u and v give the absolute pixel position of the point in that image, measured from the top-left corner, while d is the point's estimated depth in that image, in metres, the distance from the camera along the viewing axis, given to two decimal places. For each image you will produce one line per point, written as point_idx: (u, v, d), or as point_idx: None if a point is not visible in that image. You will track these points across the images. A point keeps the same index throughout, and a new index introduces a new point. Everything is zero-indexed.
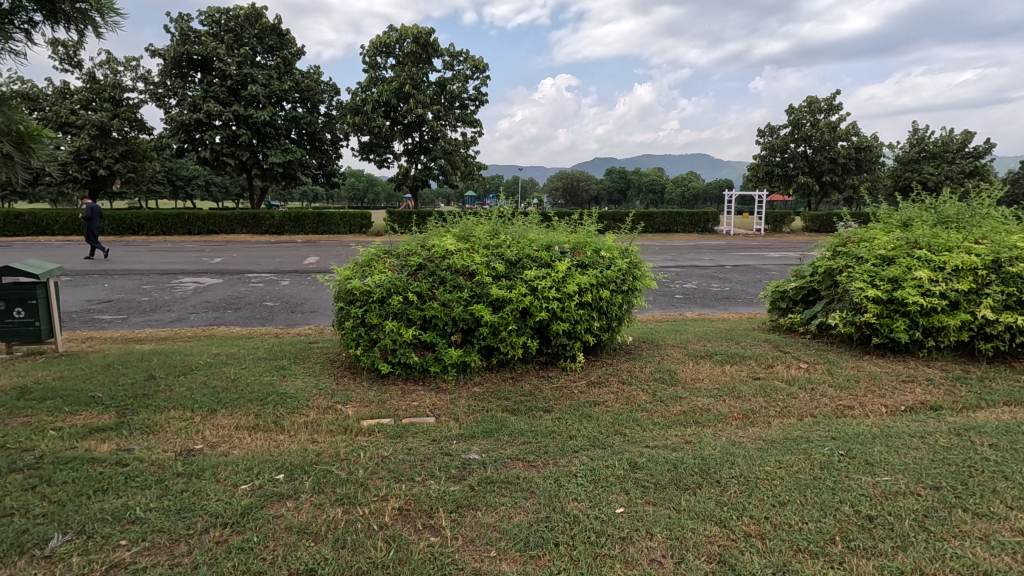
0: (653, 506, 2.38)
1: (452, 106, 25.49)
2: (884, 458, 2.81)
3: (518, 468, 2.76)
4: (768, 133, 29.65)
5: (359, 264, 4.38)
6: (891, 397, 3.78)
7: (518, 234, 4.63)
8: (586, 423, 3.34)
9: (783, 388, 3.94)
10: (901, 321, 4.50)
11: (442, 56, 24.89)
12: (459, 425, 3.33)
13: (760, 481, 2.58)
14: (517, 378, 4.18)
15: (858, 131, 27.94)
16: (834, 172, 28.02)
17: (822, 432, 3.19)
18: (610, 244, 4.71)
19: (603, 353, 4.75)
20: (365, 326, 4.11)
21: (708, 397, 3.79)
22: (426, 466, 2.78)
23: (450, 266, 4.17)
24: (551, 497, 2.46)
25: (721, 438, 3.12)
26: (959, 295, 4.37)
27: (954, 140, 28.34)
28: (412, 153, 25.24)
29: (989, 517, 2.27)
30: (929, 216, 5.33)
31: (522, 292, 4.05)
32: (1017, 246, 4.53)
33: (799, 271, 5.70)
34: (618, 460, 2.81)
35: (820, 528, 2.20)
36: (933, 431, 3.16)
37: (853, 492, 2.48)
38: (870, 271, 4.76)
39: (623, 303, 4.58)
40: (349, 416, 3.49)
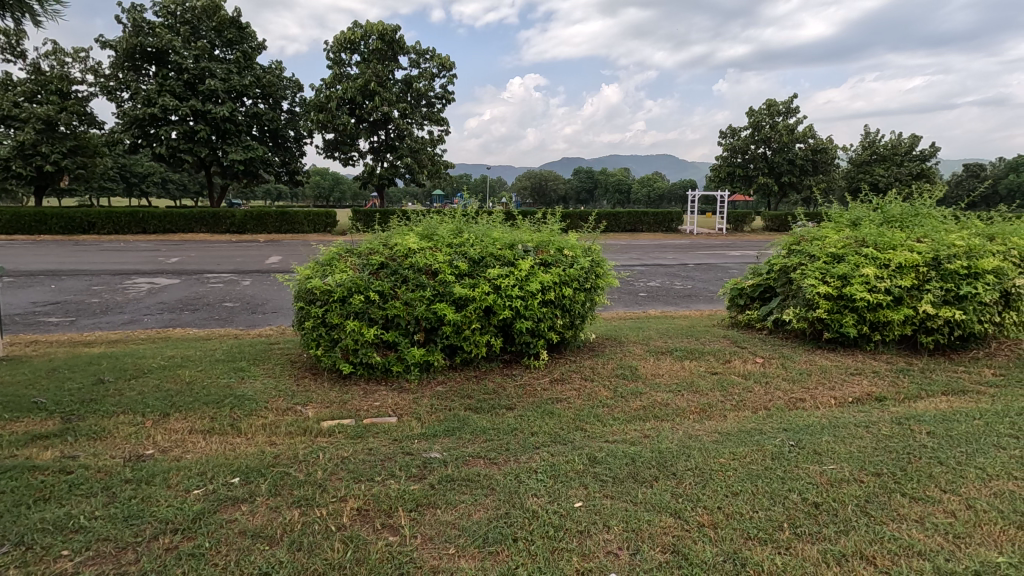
0: (610, 499, 2.43)
1: (418, 104, 25.31)
2: (831, 447, 2.92)
3: (479, 466, 2.77)
4: (729, 135, 30.42)
5: (320, 264, 4.31)
6: (840, 389, 3.94)
7: (481, 232, 4.62)
8: (548, 420, 3.37)
9: (739, 383, 4.06)
10: (849, 316, 4.69)
11: (408, 54, 24.68)
12: (421, 425, 3.31)
13: (714, 472, 2.66)
14: (480, 377, 4.18)
15: (815, 134, 28.95)
16: (792, 173, 28.94)
17: (775, 424, 3.30)
18: (573, 243, 4.76)
19: (567, 350, 4.80)
20: (325, 326, 4.05)
21: (667, 392, 3.88)
22: (387, 466, 2.76)
23: (412, 265, 4.14)
24: (511, 493, 2.48)
25: (678, 432, 3.19)
26: (903, 291, 4.58)
27: (903, 144, 29.70)
28: (378, 151, 25.03)
29: (925, 501, 2.40)
30: (876, 216, 5.57)
31: (485, 291, 4.05)
32: (955, 245, 4.77)
33: (757, 268, 5.86)
34: (578, 455, 2.85)
35: (769, 516, 2.28)
36: (876, 421, 3.31)
37: (801, 480, 2.58)
38: (821, 269, 4.95)
39: (586, 301, 4.64)
40: (309, 417, 3.44)
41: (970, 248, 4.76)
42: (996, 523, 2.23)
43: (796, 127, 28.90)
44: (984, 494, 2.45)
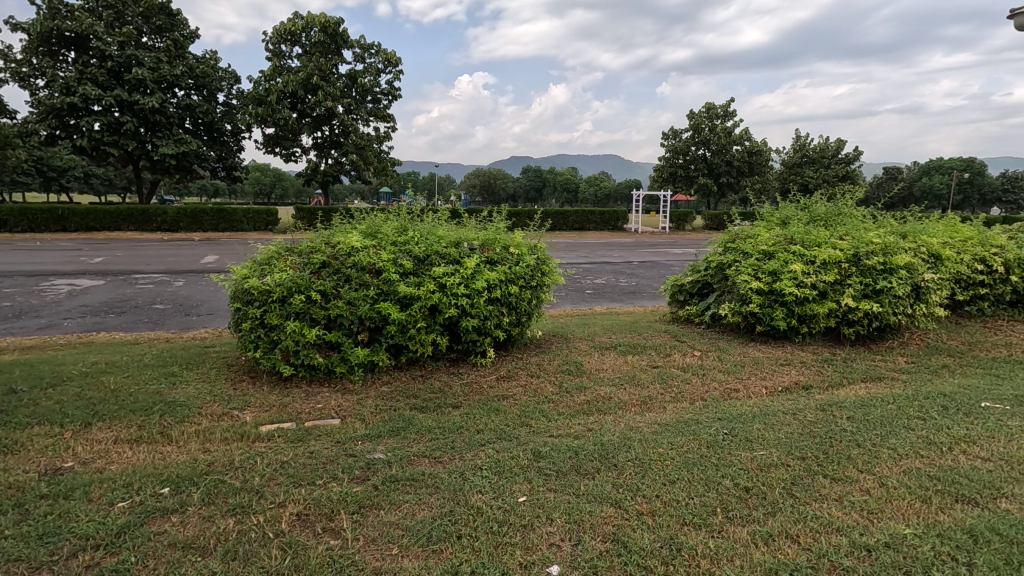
0: (553, 493, 2.47)
1: (363, 100, 24.75)
2: (760, 434, 3.09)
3: (424, 465, 2.76)
4: (671, 137, 31.44)
5: (258, 263, 4.16)
6: (770, 378, 4.17)
7: (426, 230, 4.58)
8: (493, 417, 3.39)
9: (678, 375, 4.23)
10: (779, 310, 4.97)
11: (352, 48, 24.09)
12: (365, 426, 3.26)
13: (653, 462, 2.75)
14: (426, 376, 4.15)
15: (750, 136, 30.29)
16: (729, 174, 30.19)
17: (711, 414, 3.45)
18: (519, 241, 4.79)
19: (514, 348, 4.84)
20: (264, 327, 3.91)
21: (611, 386, 3.98)
22: (329, 468, 2.70)
23: (355, 263, 4.05)
24: (455, 491, 2.48)
25: (620, 424, 3.28)
26: (827, 286, 4.88)
27: (830, 147, 31.61)
28: (322, 148, 24.34)
29: (844, 481, 2.57)
30: (803, 215, 5.91)
31: (431, 289, 4.02)
32: (873, 242, 5.12)
33: (695, 265, 6.08)
34: (523, 451, 2.89)
35: (704, 502, 2.39)
36: (802, 408, 3.52)
37: (733, 467, 2.71)
38: (753, 265, 5.21)
39: (532, 298, 4.69)
40: (247, 422, 3.31)
41: (886, 245, 5.11)
42: (905, 498, 2.42)
43: (734, 130, 30.14)
44: (895, 472, 2.65)
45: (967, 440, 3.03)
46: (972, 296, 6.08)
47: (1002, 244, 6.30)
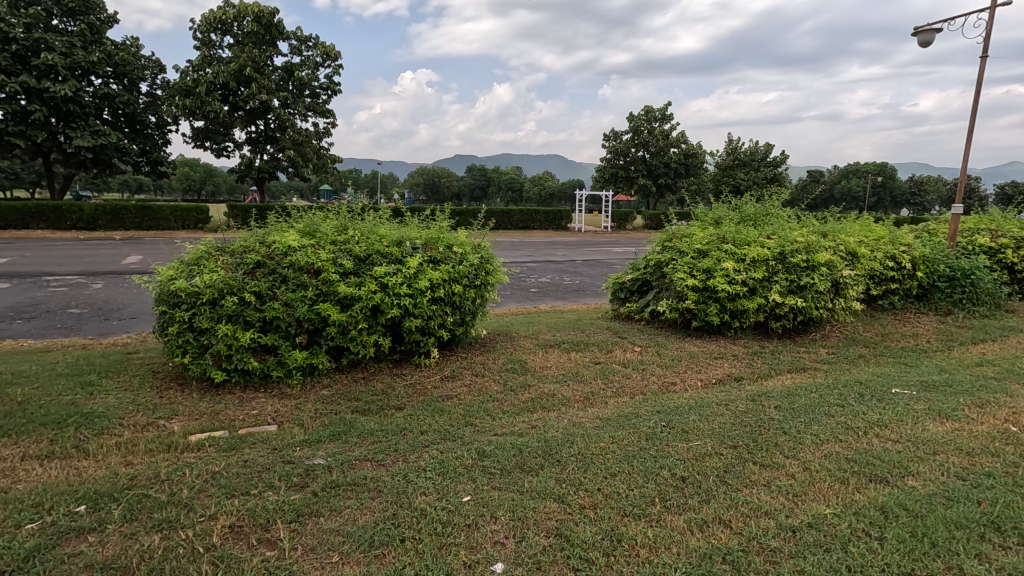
0: (498, 490, 2.48)
1: (301, 94, 23.90)
2: (696, 425, 3.22)
3: (365, 469, 2.70)
4: (612, 138, 32.18)
5: (186, 263, 3.94)
6: (704, 371, 4.35)
7: (367, 229, 4.48)
8: (437, 417, 3.37)
9: (619, 370, 4.34)
10: (712, 306, 5.20)
11: (288, 39, 23.20)
12: (303, 431, 3.16)
13: (595, 456, 2.81)
14: (368, 378, 4.07)
15: (686, 139, 31.47)
16: (668, 176, 31.24)
17: (650, 407, 3.56)
18: (462, 240, 4.77)
19: (458, 347, 4.82)
20: (193, 331, 3.71)
21: (555, 383, 4.04)
22: (264, 477, 2.59)
23: (292, 263, 3.91)
24: (398, 493, 2.44)
25: (563, 421, 3.33)
26: (756, 283, 5.15)
27: (759, 151, 33.32)
28: (256, 143, 23.33)
29: (772, 467, 2.73)
30: (733, 215, 6.20)
31: (372, 289, 3.94)
32: (797, 241, 5.44)
33: (635, 264, 6.25)
34: (467, 450, 2.88)
35: (643, 492, 2.47)
36: (735, 399, 3.70)
37: (671, 457, 2.81)
38: (689, 263, 5.42)
39: (476, 297, 4.68)
40: (174, 431, 3.13)
41: (809, 244, 5.44)
42: (826, 480, 2.59)
43: (671, 132, 31.20)
44: (817, 456, 2.83)
45: (879, 424, 3.27)
46: (884, 291, 6.58)
47: (909, 243, 6.85)
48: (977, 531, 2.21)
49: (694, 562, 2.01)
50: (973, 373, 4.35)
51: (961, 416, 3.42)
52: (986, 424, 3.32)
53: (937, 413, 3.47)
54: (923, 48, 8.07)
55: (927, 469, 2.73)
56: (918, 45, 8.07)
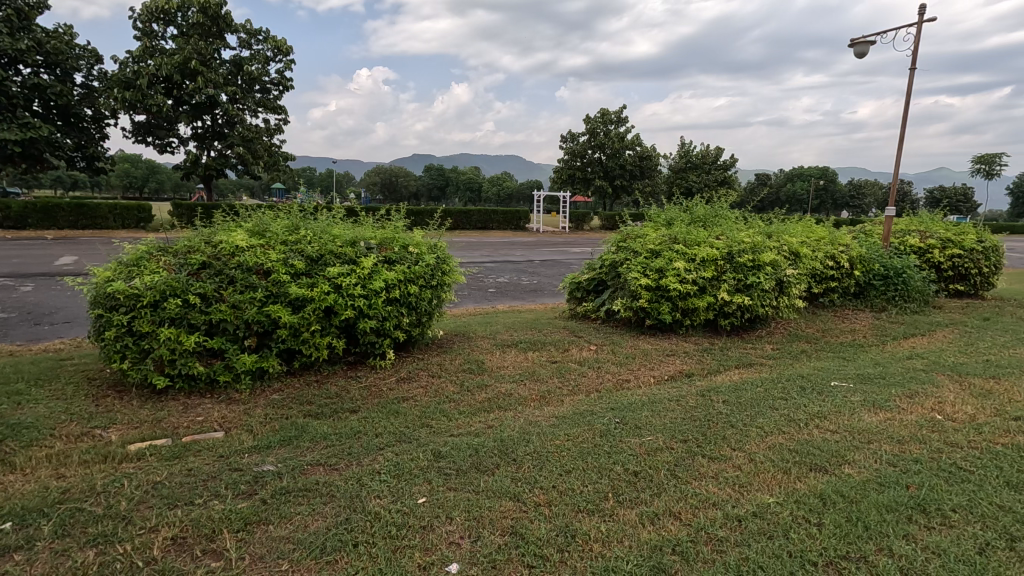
0: (453, 491, 2.47)
1: (250, 89, 23.12)
2: (648, 421, 3.30)
3: (318, 474, 2.64)
4: (569, 140, 32.53)
5: (124, 264, 3.75)
6: (657, 368, 4.47)
7: (320, 229, 4.38)
8: (393, 419, 3.32)
9: (575, 368, 4.40)
10: (665, 304, 5.34)
11: (237, 32, 22.40)
12: (253, 437, 3.06)
13: (551, 454, 2.84)
14: (321, 381, 3.98)
15: (641, 142, 32.16)
16: (623, 177, 31.84)
17: (604, 404, 3.62)
18: (418, 240, 4.72)
19: (415, 348, 4.78)
20: (132, 335, 3.53)
21: (511, 382, 4.06)
22: (209, 485, 2.50)
23: (240, 264, 3.78)
24: (352, 497, 2.40)
25: (519, 420, 3.35)
26: (706, 282, 5.32)
27: (710, 154, 34.40)
28: (203, 139, 22.43)
29: (719, 459, 2.82)
30: (684, 216, 6.38)
31: (325, 290, 3.85)
32: (744, 241, 5.66)
33: (591, 263, 6.34)
34: (422, 452, 2.86)
35: (597, 488, 2.51)
36: (685, 395, 3.81)
37: (624, 453, 2.87)
38: (642, 263, 5.55)
39: (433, 298, 4.65)
40: (111, 441, 2.97)
41: (755, 245, 5.67)
42: (769, 471, 2.70)
43: (626, 135, 31.82)
44: (762, 448, 2.95)
45: (820, 415, 3.44)
46: (825, 289, 6.92)
47: (847, 243, 7.23)
48: (906, 513, 2.35)
49: (645, 554, 2.07)
50: (904, 365, 4.64)
51: (892, 406, 3.64)
52: (915, 413, 3.54)
53: (872, 404, 3.67)
54: (858, 59, 8.53)
55: (862, 456, 2.89)
56: (854, 56, 8.52)
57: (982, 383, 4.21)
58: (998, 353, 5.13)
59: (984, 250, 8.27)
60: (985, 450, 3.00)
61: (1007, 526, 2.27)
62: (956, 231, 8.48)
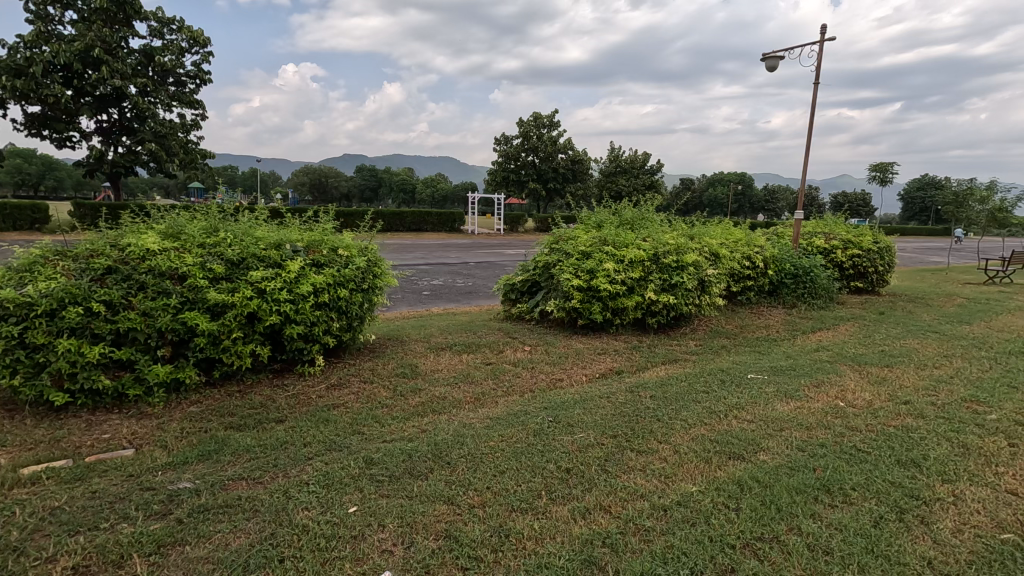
0: (386, 498, 2.43)
1: (163, 81, 21.67)
2: (580, 418, 3.38)
3: (240, 488, 2.51)
4: (502, 142, 32.74)
5: (15, 270, 3.40)
6: (589, 366, 4.59)
7: (241, 231, 4.16)
8: (322, 428, 3.22)
9: (509, 369, 4.44)
10: (596, 304, 5.50)
11: (147, 20, 20.93)
12: (167, 453, 2.87)
13: (485, 455, 2.85)
14: (244, 391, 3.79)
15: (573, 146, 32.88)
16: (556, 180, 32.43)
17: (537, 404, 3.68)
18: (348, 242, 4.60)
19: (346, 353, 4.65)
20: (24, 348, 3.21)
21: (445, 385, 4.04)
22: (117, 507, 2.32)
23: (151, 268, 3.53)
24: (278, 511, 2.30)
25: (454, 423, 3.34)
26: (634, 282, 5.52)
27: (638, 159, 35.73)
28: (109, 134, 20.78)
29: (647, 452, 2.94)
30: (613, 219, 6.60)
31: (247, 295, 3.67)
32: (668, 243, 5.92)
33: (525, 265, 6.41)
34: (354, 459, 2.79)
35: (530, 487, 2.55)
36: (615, 391, 3.94)
37: (557, 451, 2.93)
38: (574, 264, 5.68)
39: (364, 301, 4.54)
40: (0, 465, 2.69)
41: (678, 246, 5.95)
42: (693, 461, 2.84)
43: (558, 139, 32.43)
44: (686, 440, 3.10)
45: (737, 406, 3.66)
46: (742, 287, 7.36)
47: (762, 244, 7.72)
48: (812, 494, 2.55)
49: (576, 549, 2.12)
50: (812, 357, 5.02)
51: (802, 396, 3.93)
52: (821, 401, 3.84)
53: (784, 394, 3.95)
54: (769, 73, 9.13)
55: (775, 444, 3.09)
56: (766, 69, 9.13)
57: (878, 371, 4.63)
58: (891, 344, 5.65)
59: (879, 250, 9.09)
60: (880, 433, 3.31)
61: (898, 500, 2.51)
62: (855, 233, 9.26)
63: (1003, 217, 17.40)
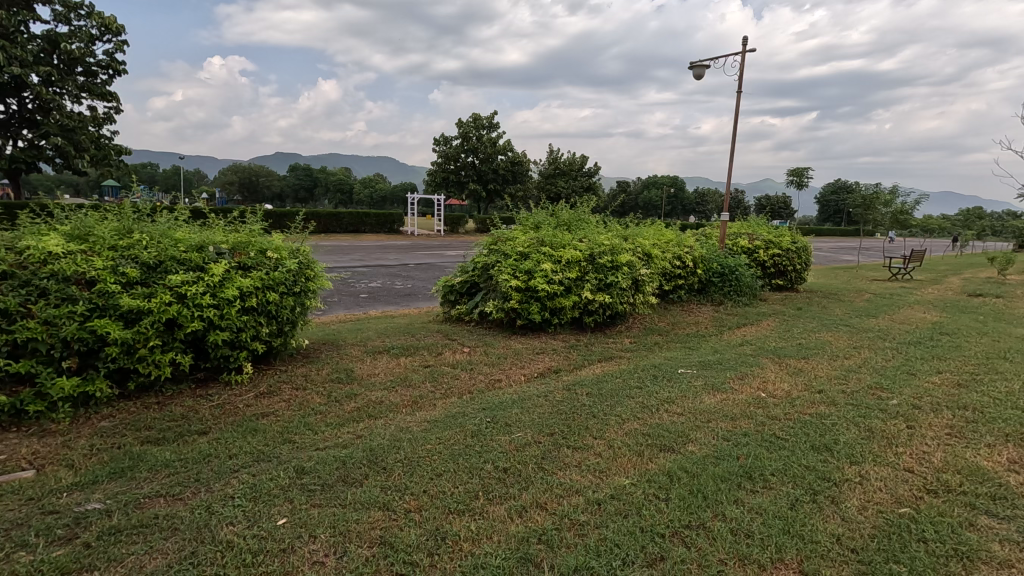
0: (318, 507, 2.35)
1: (71, 71, 20.03)
2: (518, 418, 3.41)
3: (158, 506, 2.36)
4: (442, 142, 32.49)
5: None
6: (528, 366, 4.64)
7: (158, 232, 3.91)
8: (250, 438, 3.08)
9: (448, 371, 4.41)
10: (534, 305, 5.55)
11: (50, 4, 19.27)
12: (75, 473, 2.65)
13: (421, 459, 2.82)
14: (163, 403, 3.56)
15: (512, 148, 33.08)
16: (496, 182, 32.52)
17: (475, 405, 3.67)
18: (278, 244, 4.42)
19: (276, 360, 4.46)
20: None
21: (382, 389, 3.96)
22: (15, 535, 2.12)
23: (54, 272, 3.24)
24: (200, 528, 2.18)
25: (390, 427, 3.28)
26: (571, 282, 5.63)
27: (576, 161, 36.44)
28: (7, 126, 19.01)
29: (582, 449, 3.00)
30: (551, 220, 6.69)
31: (165, 301, 3.45)
32: (604, 244, 6.08)
33: (463, 266, 6.38)
34: (284, 470, 2.68)
35: (468, 489, 2.54)
36: (553, 390, 3.99)
37: (494, 451, 2.94)
38: (512, 265, 5.72)
39: (296, 305, 4.37)
40: None
41: (613, 247, 6.13)
42: (626, 455, 2.93)
43: (498, 140, 32.53)
44: (620, 434, 3.19)
45: (668, 400, 3.81)
46: (674, 286, 7.66)
47: (691, 245, 8.07)
48: (736, 481, 2.69)
49: (512, 547, 2.13)
50: (737, 351, 5.31)
51: (727, 388, 4.15)
52: (744, 393, 4.06)
53: (711, 387, 4.15)
54: (696, 81, 9.55)
55: (702, 435, 3.24)
56: (693, 77, 9.55)
57: (796, 363, 4.95)
58: (807, 337, 6.06)
59: (796, 250, 9.72)
60: (797, 420, 3.53)
61: (812, 482, 2.70)
62: (776, 234, 9.85)
63: (904, 219, 19.04)
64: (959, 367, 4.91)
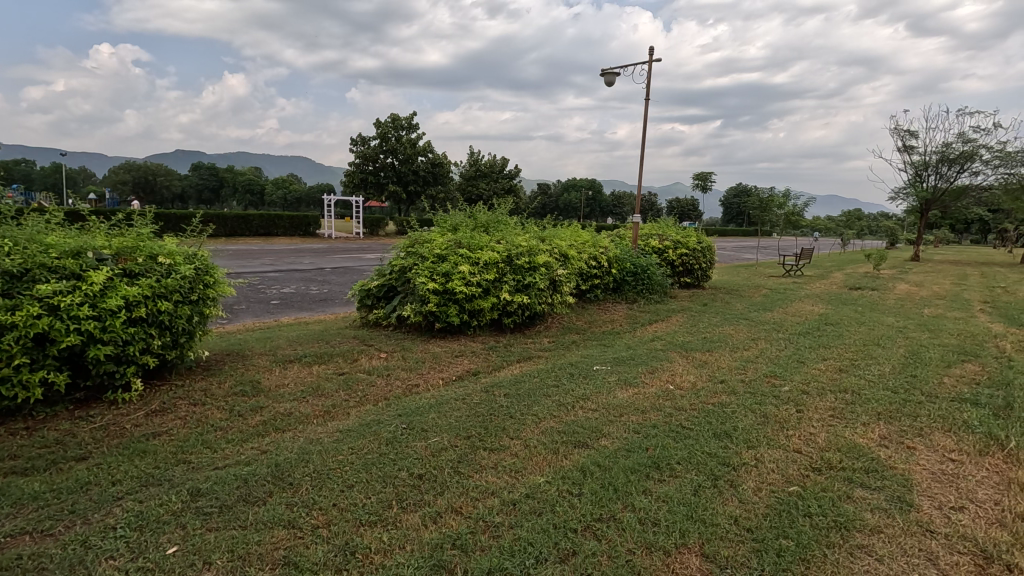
0: (215, 531, 2.19)
1: None
2: (434, 422, 3.37)
3: (21, 546, 2.09)
4: (359, 142, 31.51)
5: None
6: (446, 370, 4.59)
7: (24, 234, 3.48)
8: (138, 461, 2.82)
9: (363, 378, 4.28)
10: (452, 307, 5.50)
11: None
12: None
13: (331, 471, 2.70)
14: (32, 428, 3.17)
15: (432, 149, 32.74)
16: (417, 183, 32.05)
17: (391, 412, 3.58)
18: (171, 249, 4.09)
19: (172, 374, 4.12)
20: None
21: (291, 400, 3.76)
22: None
23: None
24: (73, 566, 1.96)
25: (298, 440, 3.12)
26: (488, 283, 5.65)
27: (497, 163, 36.70)
28: None
29: (498, 450, 3.01)
30: (469, 222, 6.67)
31: (33, 313, 3.08)
32: (520, 245, 6.15)
33: (380, 269, 6.20)
34: (176, 493, 2.47)
35: (380, 498, 2.47)
36: (470, 393, 3.97)
37: (408, 458, 2.87)
38: (429, 268, 5.64)
39: (193, 314, 4.05)
40: None
41: (530, 248, 6.23)
42: (541, 453, 2.97)
43: (418, 141, 32.06)
44: (536, 433, 3.24)
45: (583, 397, 3.91)
46: (591, 286, 7.88)
47: (605, 245, 8.34)
48: (644, 471, 2.80)
49: (426, 555, 2.09)
50: (648, 347, 5.55)
51: (639, 382, 4.34)
52: (654, 386, 4.26)
53: (624, 382, 4.32)
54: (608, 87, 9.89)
55: (614, 429, 3.35)
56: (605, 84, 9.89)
57: (701, 356, 5.25)
58: (711, 331, 6.47)
59: (702, 249, 10.33)
60: (701, 410, 3.75)
61: (713, 468, 2.87)
62: (683, 234, 10.42)
63: (795, 220, 20.80)
64: (840, 354, 5.42)
